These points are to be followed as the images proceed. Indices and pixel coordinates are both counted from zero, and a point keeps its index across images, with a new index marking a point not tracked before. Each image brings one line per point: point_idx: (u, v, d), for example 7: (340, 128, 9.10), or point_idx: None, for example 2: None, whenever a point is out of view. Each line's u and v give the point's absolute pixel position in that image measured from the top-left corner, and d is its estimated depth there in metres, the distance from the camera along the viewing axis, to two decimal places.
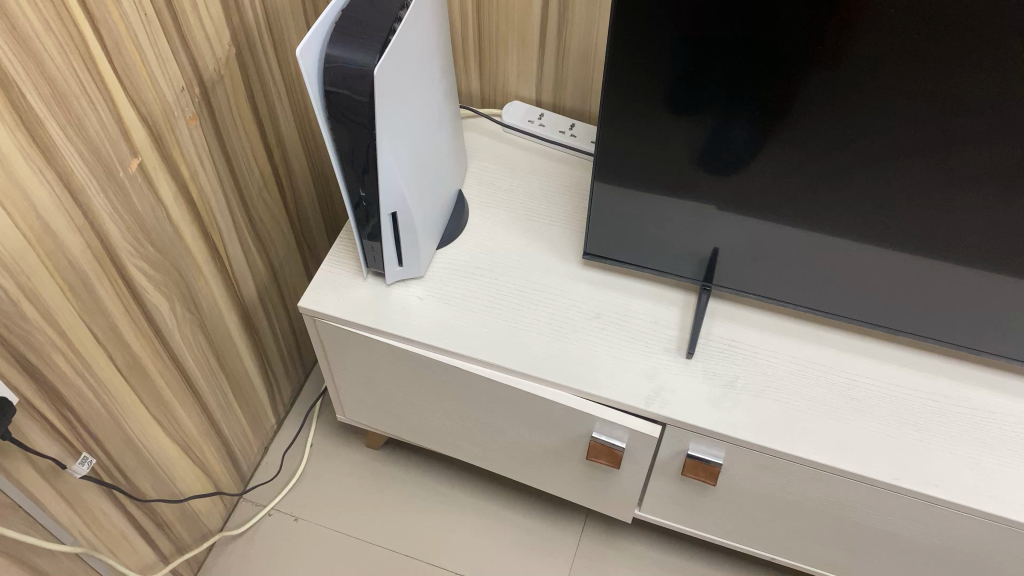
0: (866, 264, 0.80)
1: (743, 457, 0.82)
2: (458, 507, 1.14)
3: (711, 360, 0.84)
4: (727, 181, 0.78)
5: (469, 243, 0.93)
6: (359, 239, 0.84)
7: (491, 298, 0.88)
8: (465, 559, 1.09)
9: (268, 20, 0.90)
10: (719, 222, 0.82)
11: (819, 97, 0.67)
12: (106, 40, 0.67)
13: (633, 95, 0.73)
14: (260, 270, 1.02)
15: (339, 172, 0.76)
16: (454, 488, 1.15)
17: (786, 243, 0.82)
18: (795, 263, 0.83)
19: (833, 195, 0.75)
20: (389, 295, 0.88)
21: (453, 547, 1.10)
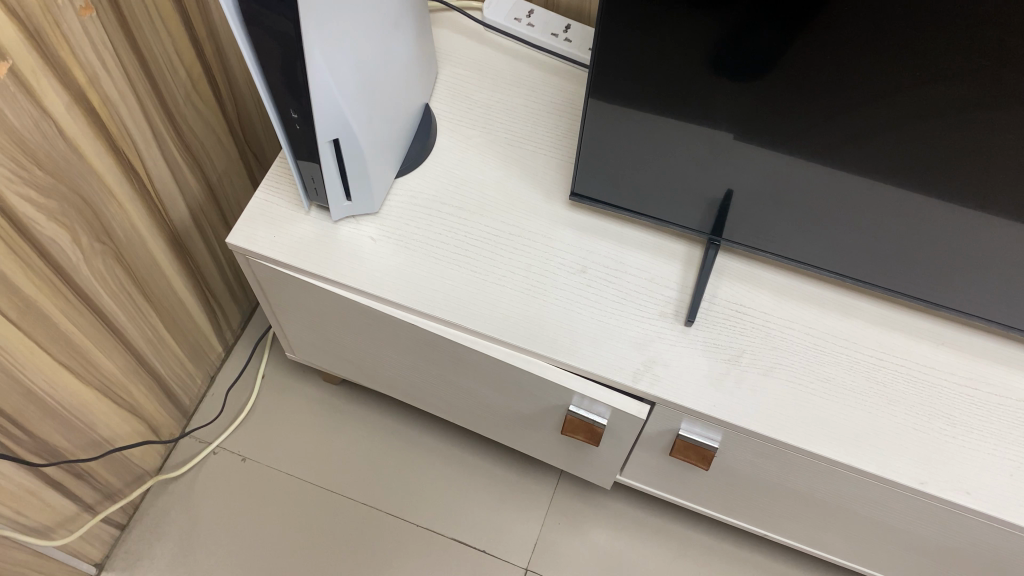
0: (914, 226, 0.66)
1: (743, 444, 0.71)
2: (424, 452, 1.04)
3: (715, 328, 0.71)
4: (752, 115, 0.62)
5: (436, 171, 0.78)
6: (295, 164, 0.69)
7: (459, 242, 0.74)
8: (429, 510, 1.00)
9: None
10: (737, 163, 0.67)
11: (886, 20, 0.51)
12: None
13: (639, 6, 0.57)
14: (194, 187, 0.87)
15: (263, 87, 0.60)
16: (420, 430, 1.05)
17: (817, 194, 0.67)
18: (824, 218, 0.69)
19: (885, 145, 0.60)
20: (337, 233, 0.74)
21: (415, 497, 1.01)
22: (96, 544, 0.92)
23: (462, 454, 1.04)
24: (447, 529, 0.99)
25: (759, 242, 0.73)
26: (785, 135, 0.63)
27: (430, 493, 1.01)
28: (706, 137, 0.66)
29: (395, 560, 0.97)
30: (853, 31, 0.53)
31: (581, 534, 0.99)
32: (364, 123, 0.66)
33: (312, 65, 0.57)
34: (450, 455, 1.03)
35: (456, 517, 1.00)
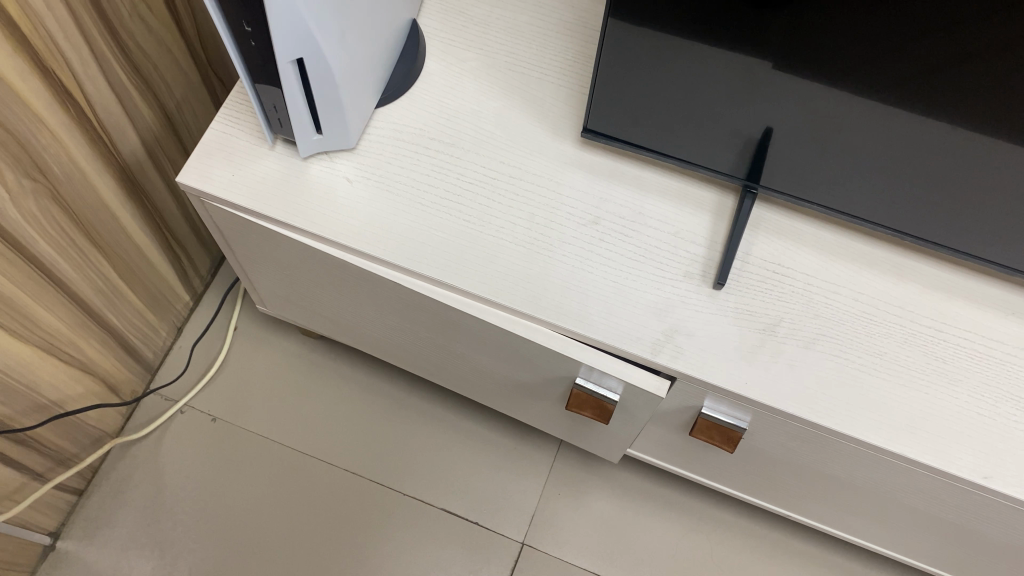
0: (994, 178, 0.55)
1: (776, 426, 0.61)
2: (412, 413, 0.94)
3: (749, 292, 0.61)
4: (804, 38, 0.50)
5: (424, 101, 0.66)
6: (252, 88, 0.57)
7: (450, 185, 0.63)
8: (416, 477, 0.91)
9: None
10: (781, 96, 0.56)
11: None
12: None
13: None
14: (146, 117, 0.76)
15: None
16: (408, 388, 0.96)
17: (881, 136, 0.55)
18: (884, 166, 0.58)
19: (975, 79, 0.48)
20: (306, 173, 0.63)
21: (402, 463, 0.92)
22: (48, 512, 0.84)
23: (453, 416, 0.95)
24: (436, 498, 0.90)
25: (802, 191, 0.62)
26: (844, 64, 0.51)
27: (418, 459, 0.92)
28: (745, 63, 0.54)
29: (379, 532, 0.88)
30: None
31: (583, 507, 0.91)
32: (330, 35, 0.54)
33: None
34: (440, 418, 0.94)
35: (445, 487, 0.91)
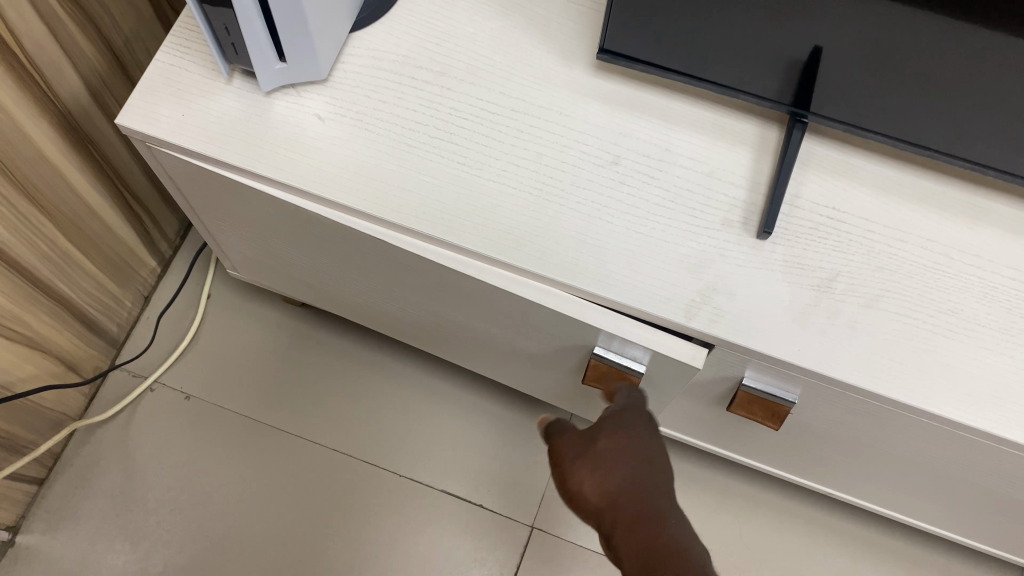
0: None
1: (832, 399, 0.52)
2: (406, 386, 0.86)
3: (799, 241, 0.51)
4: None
5: (408, 22, 0.56)
6: (197, 8, 0.47)
7: (442, 122, 0.53)
8: (412, 457, 0.82)
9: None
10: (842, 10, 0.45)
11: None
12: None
13: None
14: (88, 54, 0.65)
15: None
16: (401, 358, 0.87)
17: (967, 55, 0.44)
18: (969, 92, 0.47)
19: None
20: (270, 111, 0.53)
21: (396, 442, 0.83)
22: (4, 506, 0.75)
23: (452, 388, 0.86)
24: (435, 480, 0.82)
25: (860, 122, 0.52)
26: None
27: (413, 437, 0.83)
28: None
29: (374, 518, 0.80)
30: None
31: None
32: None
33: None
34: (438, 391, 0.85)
35: (443, 467, 0.82)
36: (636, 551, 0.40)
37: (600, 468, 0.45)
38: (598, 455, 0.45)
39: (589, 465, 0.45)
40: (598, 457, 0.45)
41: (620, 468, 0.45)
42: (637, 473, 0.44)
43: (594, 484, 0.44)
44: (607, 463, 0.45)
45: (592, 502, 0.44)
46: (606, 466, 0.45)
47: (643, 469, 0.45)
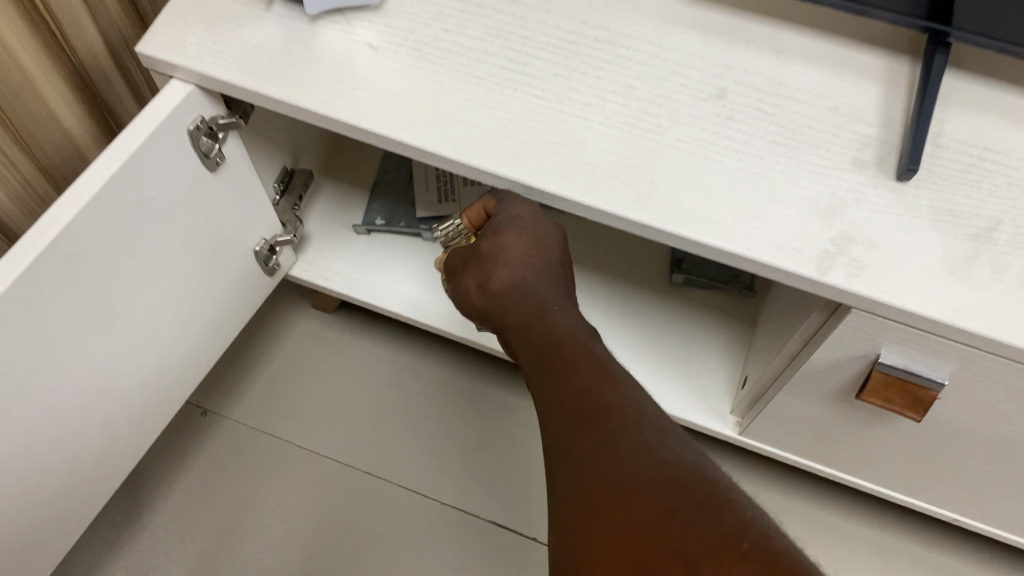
0: None
1: (989, 379, 0.42)
2: (492, 228, 0.46)
3: (947, 187, 0.42)
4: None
5: None
6: None
7: (516, 52, 0.46)
8: (478, 299, 0.46)
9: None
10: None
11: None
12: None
13: None
14: (112, 12, 0.59)
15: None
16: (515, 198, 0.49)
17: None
18: None
19: None
20: (314, 40, 0.46)
21: (468, 280, 0.47)
22: None
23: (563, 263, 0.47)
24: (539, 284, 0.45)
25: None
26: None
27: (468, 275, 0.47)
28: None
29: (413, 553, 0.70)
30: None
31: None
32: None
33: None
34: (544, 274, 0.46)
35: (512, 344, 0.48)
36: (525, 340, 0.42)
37: (485, 272, 0.46)
38: (490, 249, 0.46)
39: (481, 263, 0.46)
40: (484, 259, 0.46)
41: (503, 269, 0.45)
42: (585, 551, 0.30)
43: (479, 288, 0.46)
44: (488, 264, 0.46)
45: (481, 308, 0.46)
46: (489, 270, 0.46)
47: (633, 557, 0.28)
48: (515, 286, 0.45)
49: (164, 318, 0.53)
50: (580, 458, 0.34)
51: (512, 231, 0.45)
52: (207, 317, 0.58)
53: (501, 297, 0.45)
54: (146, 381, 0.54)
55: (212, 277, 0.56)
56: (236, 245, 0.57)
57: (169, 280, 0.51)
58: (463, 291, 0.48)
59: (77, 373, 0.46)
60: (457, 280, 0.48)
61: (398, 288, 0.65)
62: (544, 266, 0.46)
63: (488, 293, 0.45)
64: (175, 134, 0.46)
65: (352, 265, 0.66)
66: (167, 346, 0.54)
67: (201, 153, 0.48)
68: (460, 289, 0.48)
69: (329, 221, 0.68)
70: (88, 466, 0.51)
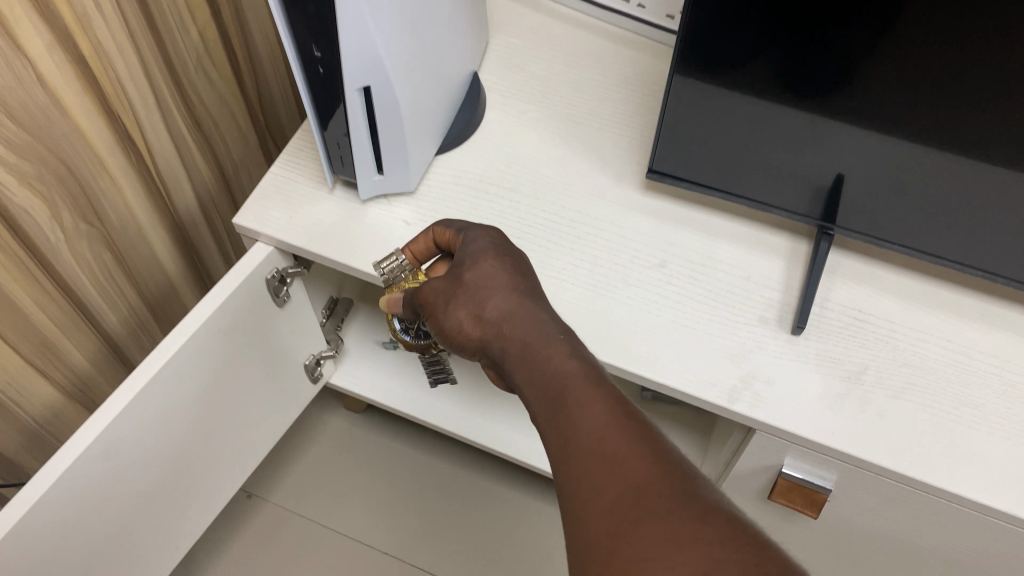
0: None
1: (862, 486, 0.55)
2: (473, 258, 0.46)
3: (829, 339, 0.57)
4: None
5: (484, 149, 0.66)
6: (318, 129, 0.59)
7: (512, 228, 0.62)
8: (472, 330, 0.44)
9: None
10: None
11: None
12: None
13: None
14: (204, 175, 0.76)
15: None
16: (488, 235, 0.49)
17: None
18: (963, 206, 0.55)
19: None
20: (364, 215, 0.63)
21: (457, 314, 0.45)
22: None
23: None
24: (530, 313, 0.43)
25: (972, 143, 0.51)
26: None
27: (456, 304, 0.45)
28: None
29: None
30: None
31: None
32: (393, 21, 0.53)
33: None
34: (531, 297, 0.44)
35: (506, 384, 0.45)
36: (527, 374, 0.39)
37: (470, 301, 0.45)
38: (473, 277, 0.45)
39: (462, 291, 0.45)
40: (470, 290, 0.45)
41: (490, 297, 0.44)
42: (590, 516, 0.32)
43: (469, 318, 0.44)
44: (478, 293, 0.45)
45: (477, 338, 0.44)
46: (477, 298, 0.44)
47: (632, 512, 0.30)
48: (508, 313, 0.43)
49: (235, 418, 0.67)
50: (586, 472, 0.33)
51: (494, 262, 0.46)
52: (265, 416, 0.72)
53: (495, 328, 0.43)
54: (215, 465, 0.68)
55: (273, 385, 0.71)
56: (290, 360, 0.71)
57: (243, 388, 0.66)
58: (449, 324, 0.45)
59: (167, 457, 0.60)
60: (439, 315, 0.46)
61: (417, 395, 0.80)
62: (526, 292, 0.45)
63: (487, 323, 0.44)
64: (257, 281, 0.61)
65: (380, 375, 0.81)
66: (233, 439, 0.69)
67: (274, 293, 0.64)
68: (449, 324, 0.45)
69: (362, 338, 0.83)
70: (166, 532, 0.65)
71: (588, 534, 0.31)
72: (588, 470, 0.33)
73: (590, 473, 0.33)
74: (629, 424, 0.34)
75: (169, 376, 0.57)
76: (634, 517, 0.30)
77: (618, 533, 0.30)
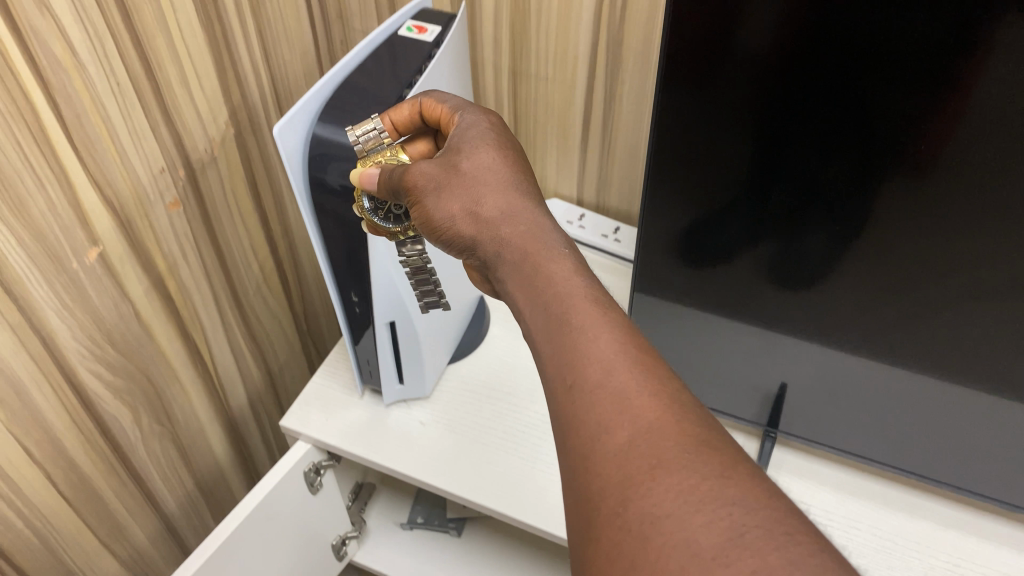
0: (953, 423, 0.66)
1: None
2: (470, 147, 0.53)
3: None
4: (850, 142, 0.54)
5: (487, 359, 0.81)
6: (352, 345, 0.73)
7: (509, 430, 0.74)
8: (464, 224, 0.51)
9: (273, 80, 0.81)
10: (856, 198, 0.56)
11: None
12: (49, 79, 0.57)
13: (678, 172, 0.61)
14: (254, 376, 0.90)
15: (303, 201, 0.62)
16: (492, 138, 0.55)
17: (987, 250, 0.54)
18: (871, 411, 0.70)
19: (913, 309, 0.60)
20: (387, 417, 0.76)
21: (454, 208, 0.51)
22: None
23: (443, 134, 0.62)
24: (528, 220, 0.50)
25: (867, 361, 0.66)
26: (906, 151, 0.52)
27: (453, 201, 0.52)
28: (797, 178, 0.57)
29: None
30: (916, 41, 0.48)
31: None
32: None
33: (354, 143, 0.60)
34: (525, 203, 0.51)
35: (486, 273, 0.54)
36: (529, 299, 0.46)
37: (471, 199, 0.51)
38: (472, 169, 0.52)
39: (465, 192, 0.52)
40: (468, 185, 0.52)
41: (491, 198, 0.51)
42: (599, 458, 0.37)
43: (466, 216, 0.51)
44: (478, 192, 0.51)
45: (473, 234, 0.51)
46: (477, 199, 0.51)
47: (647, 461, 0.36)
48: (504, 211, 0.51)
49: None
50: (599, 412, 0.38)
51: (490, 152, 0.53)
52: None
53: (489, 229, 0.50)
54: None
55: (304, 564, 0.81)
56: (320, 542, 0.82)
57: (279, 566, 0.77)
58: (439, 219, 0.52)
59: None
60: (434, 206, 0.52)
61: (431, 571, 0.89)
62: (516, 188, 0.52)
63: (482, 220, 0.51)
64: (297, 472, 0.74)
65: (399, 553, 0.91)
66: None
67: (310, 482, 0.76)
68: (442, 215, 0.52)
69: (383, 518, 0.94)
70: None
71: (603, 475, 0.36)
72: (601, 414, 0.38)
73: (598, 410, 0.39)
74: (652, 375, 0.40)
75: (222, 554, 0.68)
76: (652, 466, 0.35)
77: (635, 480, 0.35)
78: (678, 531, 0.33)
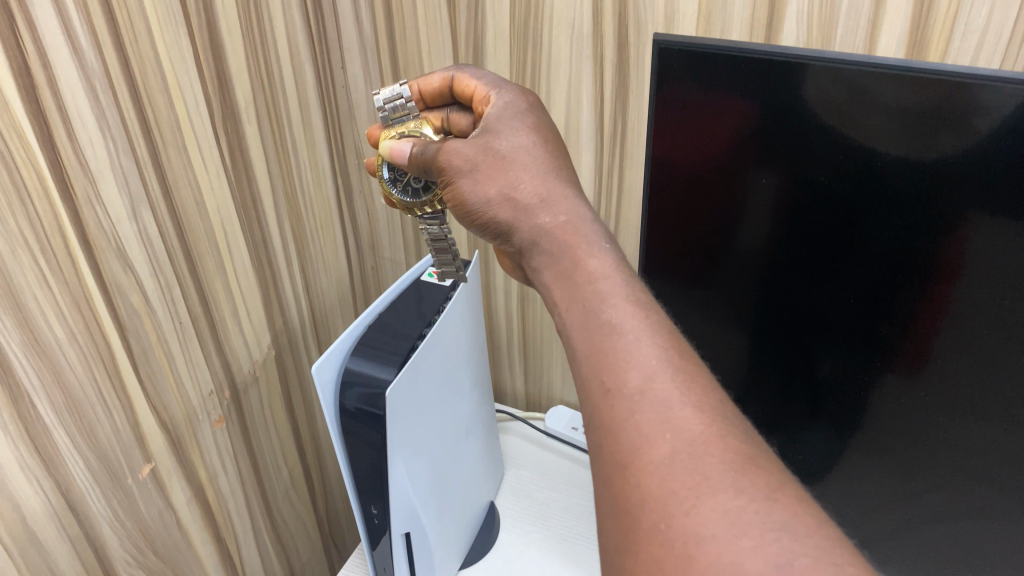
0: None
1: None
2: (503, 136, 0.62)
3: None
4: (810, 326, 0.75)
5: (495, 563, 0.87)
6: (369, 554, 0.79)
7: None
8: (500, 203, 0.60)
9: (309, 300, 0.94)
10: (831, 332, 0.74)
11: (885, 214, 0.66)
12: (126, 324, 0.68)
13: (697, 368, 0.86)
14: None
15: (333, 425, 0.71)
16: (526, 128, 0.63)
17: (932, 399, 0.71)
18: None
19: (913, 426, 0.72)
20: None
21: (492, 193, 0.60)
22: None
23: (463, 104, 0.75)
24: (564, 209, 0.57)
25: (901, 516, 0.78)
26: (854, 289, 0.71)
27: (491, 186, 0.60)
28: (778, 347, 0.79)
29: None
30: (851, 256, 0.70)
31: None
32: (419, 475, 0.76)
33: (382, 375, 0.69)
34: (559, 189, 0.59)
35: (517, 258, 0.62)
36: (563, 289, 0.53)
37: (510, 183, 0.60)
38: (510, 159, 0.61)
39: (505, 182, 0.60)
40: (506, 170, 0.60)
41: (528, 181, 0.59)
42: (642, 458, 0.40)
43: (504, 202, 0.59)
44: (516, 177, 0.60)
45: (510, 216, 0.59)
46: (515, 183, 0.59)
47: (693, 477, 0.38)
48: (540, 194, 0.59)
49: None
50: (626, 398, 0.43)
51: (526, 138, 0.62)
52: None
53: (524, 212, 0.58)
54: None
55: None
56: None
57: None
58: (478, 208, 0.61)
59: None
60: (473, 194, 0.61)
61: None
62: (551, 176, 0.60)
63: (517, 202, 0.59)
64: None
65: None
66: None
67: None
68: (478, 198, 0.61)
69: None
70: None
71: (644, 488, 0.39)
72: (642, 418, 0.42)
73: (640, 405, 0.42)
74: (694, 383, 0.44)
75: None
76: (697, 484, 0.38)
77: (680, 498, 0.38)
78: (724, 554, 0.35)
